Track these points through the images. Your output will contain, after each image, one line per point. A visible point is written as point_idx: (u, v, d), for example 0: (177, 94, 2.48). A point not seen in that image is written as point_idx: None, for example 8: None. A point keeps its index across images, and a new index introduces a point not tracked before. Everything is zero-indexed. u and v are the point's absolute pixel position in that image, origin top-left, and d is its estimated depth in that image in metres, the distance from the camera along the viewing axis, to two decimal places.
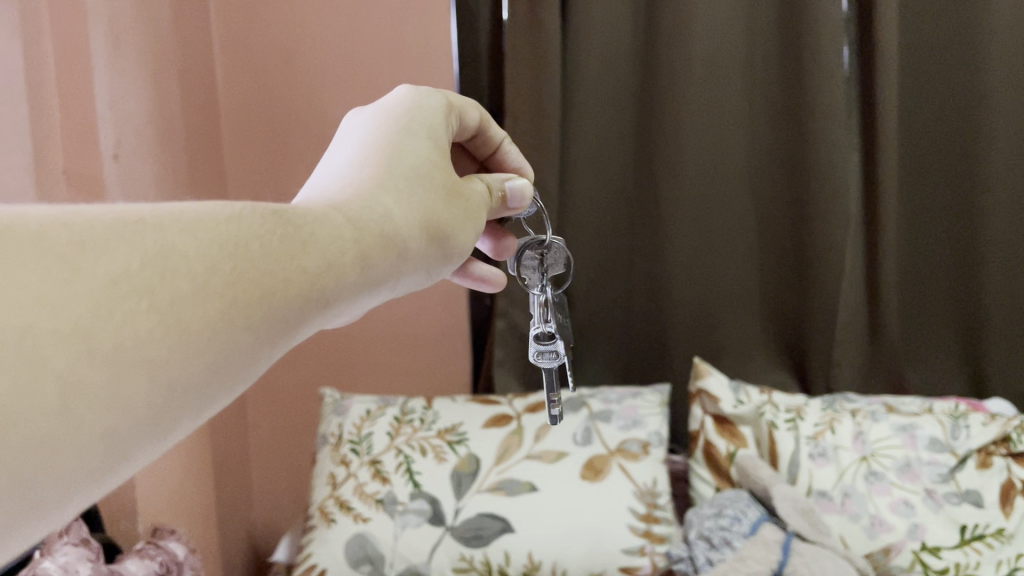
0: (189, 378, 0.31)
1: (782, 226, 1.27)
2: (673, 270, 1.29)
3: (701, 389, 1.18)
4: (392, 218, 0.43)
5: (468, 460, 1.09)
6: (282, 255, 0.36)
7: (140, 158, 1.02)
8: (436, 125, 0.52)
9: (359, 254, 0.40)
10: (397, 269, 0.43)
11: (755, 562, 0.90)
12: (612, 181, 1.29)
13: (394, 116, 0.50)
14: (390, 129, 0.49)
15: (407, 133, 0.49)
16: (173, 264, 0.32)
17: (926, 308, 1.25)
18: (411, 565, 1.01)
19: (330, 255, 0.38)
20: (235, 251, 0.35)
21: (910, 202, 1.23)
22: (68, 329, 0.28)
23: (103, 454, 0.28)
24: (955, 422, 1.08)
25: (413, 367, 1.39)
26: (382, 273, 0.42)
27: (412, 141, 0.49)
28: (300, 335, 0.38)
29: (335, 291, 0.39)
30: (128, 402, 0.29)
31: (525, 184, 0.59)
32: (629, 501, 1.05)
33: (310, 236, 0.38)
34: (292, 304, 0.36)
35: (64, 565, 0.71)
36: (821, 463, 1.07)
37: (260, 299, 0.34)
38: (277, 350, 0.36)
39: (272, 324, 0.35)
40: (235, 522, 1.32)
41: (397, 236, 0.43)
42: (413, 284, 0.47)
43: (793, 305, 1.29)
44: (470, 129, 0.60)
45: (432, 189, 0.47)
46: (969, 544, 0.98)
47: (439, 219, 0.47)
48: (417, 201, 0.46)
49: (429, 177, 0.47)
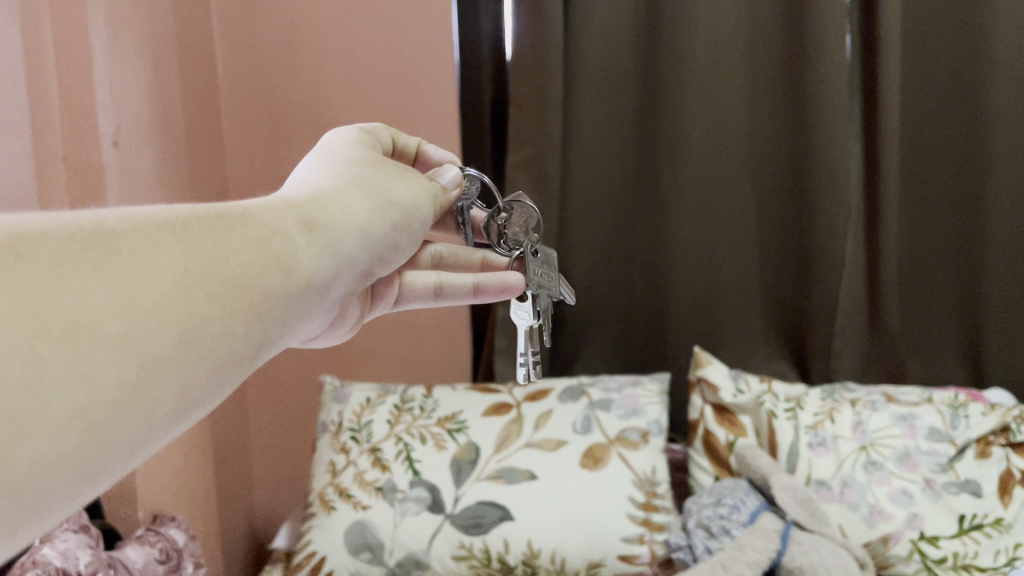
0: (160, 350, 0.30)
1: (784, 216, 1.26)
2: (674, 258, 1.29)
3: (701, 378, 1.18)
4: (335, 195, 0.44)
5: (467, 448, 1.09)
6: (226, 229, 0.36)
7: (139, 144, 1.01)
8: (366, 138, 0.54)
9: (299, 217, 0.40)
10: (355, 229, 0.44)
11: (752, 552, 0.90)
12: (613, 170, 1.30)
13: (317, 147, 0.51)
14: (323, 144, 0.51)
15: (342, 143, 0.51)
16: (116, 247, 0.31)
17: (926, 298, 1.25)
18: (410, 552, 1.02)
19: (272, 223, 0.39)
20: (174, 229, 0.34)
21: (912, 192, 1.23)
22: (20, 310, 0.27)
23: (80, 434, 0.27)
24: (955, 412, 1.08)
25: (412, 354, 1.39)
26: (337, 233, 0.42)
27: (347, 148, 0.50)
28: (276, 309, 0.37)
29: (294, 259, 0.38)
30: (94, 377, 0.28)
31: (453, 170, 0.58)
32: (629, 490, 1.06)
33: (244, 213, 0.38)
34: (252, 269, 0.36)
35: (66, 552, 0.70)
36: (820, 452, 1.07)
37: (218, 269, 0.34)
38: (254, 321, 0.35)
39: (236, 292, 0.34)
40: (235, 509, 1.32)
41: (332, 197, 0.44)
42: (382, 245, 0.47)
43: (794, 296, 1.28)
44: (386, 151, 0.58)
45: (363, 168, 0.48)
46: (967, 533, 0.98)
47: (381, 187, 0.48)
48: (353, 179, 0.47)
49: (361, 165, 0.49)
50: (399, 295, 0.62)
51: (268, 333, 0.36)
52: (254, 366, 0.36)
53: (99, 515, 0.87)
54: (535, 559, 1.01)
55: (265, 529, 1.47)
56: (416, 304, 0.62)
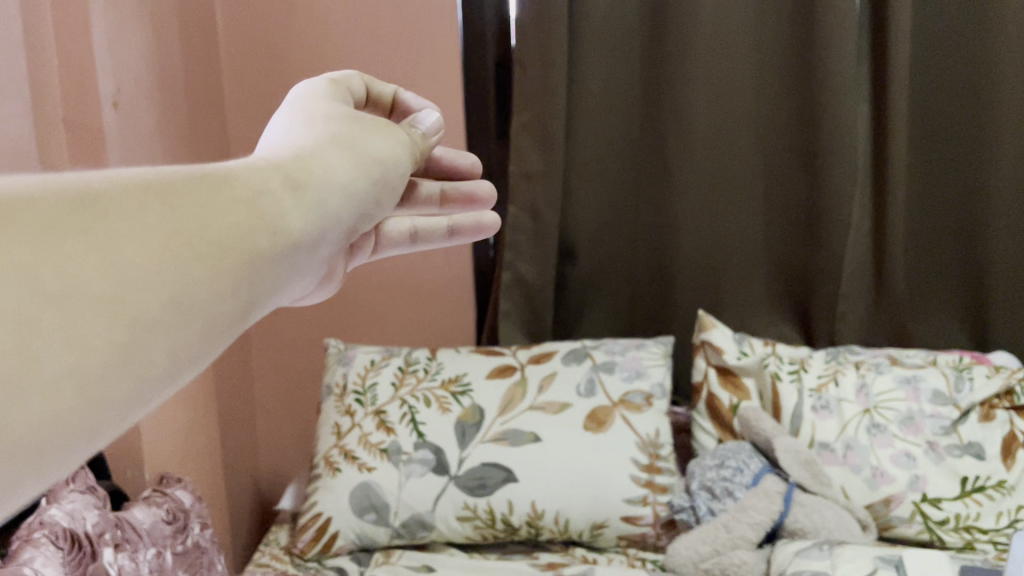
0: (150, 311, 0.29)
1: (791, 178, 1.25)
2: (680, 220, 1.28)
3: (705, 341, 1.17)
4: (315, 157, 0.40)
5: (472, 410, 1.09)
6: (210, 187, 0.34)
7: (139, 104, 0.99)
8: (347, 88, 0.50)
9: (283, 178, 0.38)
10: (338, 186, 0.40)
11: (755, 513, 0.94)
12: (617, 132, 1.28)
13: (291, 102, 0.46)
14: (306, 92, 0.47)
15: (325, 93, 0.47)
16: (100, 208, 0.29)
17: (932, 262, 1.24)
18: (415, 513, 1.03)
19: (258, 181, 0.36)
20: (159, 189, 0.32)
21: (919, 153, 1.22)
22: (8, 269, 0.26)
23: (73, 397, 0.26)
24: (960, 374, 1.07)
25: (416, 319, 1.39)
26: (322, 190, 0.39)
27: (329, 99, 0.47)
28: (268, 269, 0.35)
29: (282, 218, 0.36)
30: (85, 339, 0.27)
31: (431, 122, 0.52)
32: (632, 452, 1.06)
33: (229, 171, 0.36)
34: (241, 228, 0.34)
35: (72, 513, 0.70)
36: (824, 415, 1.07)
37: (205, 228, 0.32)
38: (246, 281, 0.34)
39: (226, 252, 0.33)
40: (240, 472, 1.33)
41: (315, 152, 0.41)
42: (366, 203, 0.43)
43: (799, 261, 1.28)
44: (359, 103, 0.52)
45: (349, 120, 0.45)
46: (969, 495, 0.99)
47: (366, 141, 0.44)
48: (337, 132, 0.43)
49: (345, 116, 0.45)
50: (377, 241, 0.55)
51: (258, 292, 0.35)
52: (245, 328, 0.35)
53: (107, 476, 0.88)
54: (539, 521, 1.03)
55: (271, 490, 1.47)
56: (393, 252, 0.56)
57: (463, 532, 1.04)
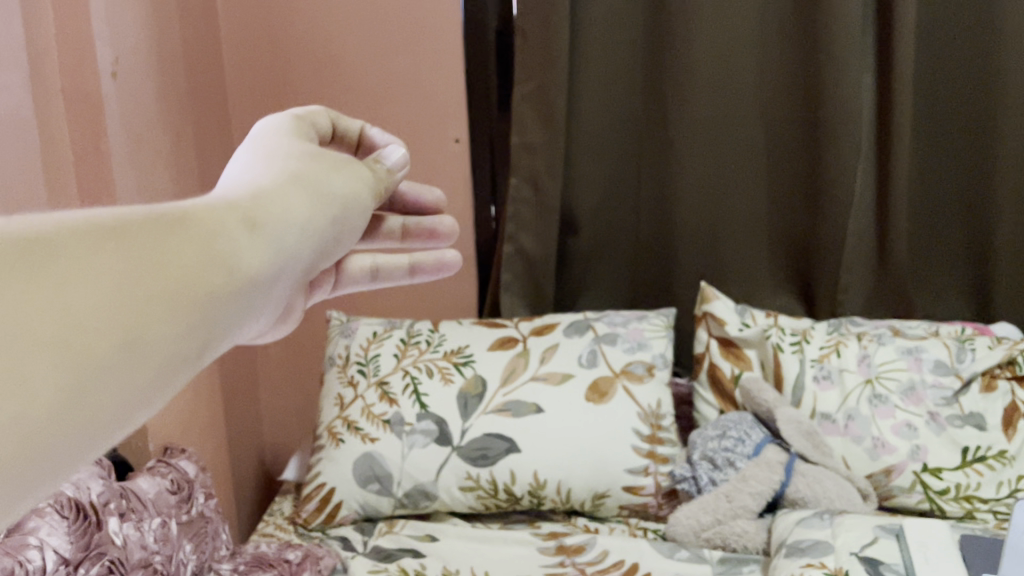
0: (95, 360, 0.26)
1: (794, 150, 1.24)
2: (682, 193, 1.28)
3: (707, 312, 1.17)
4: (273, 197, 0.36)
5: (474, 381, 1.09)
6: (161, 225, 0.31)
7: (138, 73, 0.99)
8: (308, 121, 0.46)
9: (238, 217, 0.34)
10: (298, 225, 0.37)
11: (756, 483, 0.95)
12: (619, 104, 1.27)
13: (254, 136, 0.42)
14: (266, 125, 0.43)
15: (285, 128, 0.43)
16: (42, 246, 0.26)
17: (937, 232, 1.24)
18: (418, 484, 1.04)
19: (214, 218, 0.33)
20: (105, 227, 0.28)
21: (923, 124, 1.21)
22: None
23: (12, 450, 0.23)
24: (962, 345, 1.07)
25: (418, 290, 1.39)
26: (281, 229, 0.35)
27: (289, 134, 0.43)
28: (225, 314, 0.32)
29: (240, 258, 0.33)
30: (25, 388, 0.24)
31: (400, 154, 0.48)
32: (633, 423, 1.07)
33: (181, 208, 0.32)
34: (196, 269, 0.30)
35: (78, 482, 0.71)
36: (825, 386, 1.07)
37: (156, 270, 0.29)
38: (201, 328, 0.30)
39: (180, 295, 0.29)
40: (244, 442, 1.34)
41: (276, 189, 0.37)
42: (326, 242, 0.39)
43: (802, 231, 1.27)
44: (321, 139, 0.48)
45: (313, 154, 0.41)
46: (970, 465, 0.99)
47: (331, 177, 0.41)
48: (297, 167, 0.39)
49: (309, 151, 0.41)
50: (336, 276, 0.52)
51: (213, 336, 0.31)
52: (196, 375, 0.31)
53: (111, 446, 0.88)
54: (541, 490, 1.04)
55: (275, 460, 1.48)
56: (352, 290, 0.53)
57: (467, 501, 1.05)
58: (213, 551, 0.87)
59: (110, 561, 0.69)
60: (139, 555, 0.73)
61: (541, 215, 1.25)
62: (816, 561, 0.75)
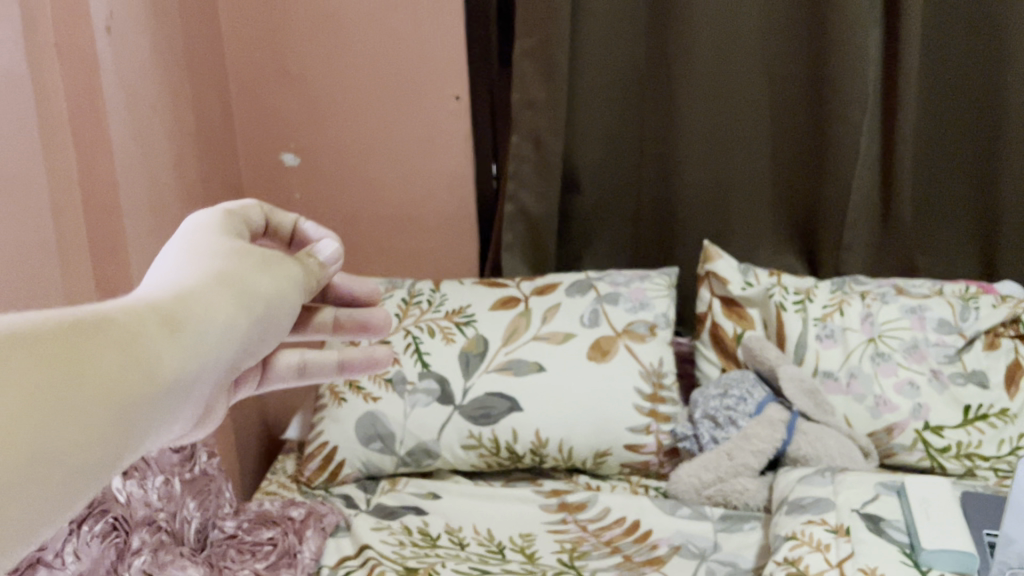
0: (11, 467, 0.27)
1: (799, 110, 1.23)
2: (686, 153, 1.26)
3: (710, 272, 1.16)
4: (198, 294, 0.39)
5: (476, 341, 1.09)
6: (88, 329, 0.33)
7: (132, 30, 0.96)
8: (236, 224, 0.50)
9: (162, 315, 0.37)
10: (223, 325, 0.40)
11: (758, 441, 0.95)
12: (622, 62, 1.25)
13: (183, 236, 0.46)
14: (194, 230, 0.46)
15: (210, 232, 0.46)
16: None
17: (942, 189, 1.23)
18: (420, 442, 1.04)
19: (137, 322, 0.35)
20: (32, 334, 0.30)
21: (931, 82, 1.19)
22: None
23: None
24: (966, 303, 1.07)
25: (419, 251, 1.38)
26: (201, 330, 0.38)
27: (214, 237, 0.46)
28: (146, 414, 0.34)
29: (162, 360, 0.35)
30: None
31: (333, 243, 0.53)
32: (636, 382, 1.07)
33: (106, 310, 0.35)
34: (119, 372, 0.33)
35: None
36: (828, 344, 1.07)
37: (78, 374, 0.31)
38: (120, 430, 0.32)
39: (100, 399, 0.31)
40: (246, 403, 1.34)
41: (198, 293, 0.40)
42: (246, 342, 0.42)
43: (807, 188, 1.26)
44: (254, 233, 0.54)
45: (235, 257, 0.44)
46: (972, 423, 1.00)
47: (252, 279, 0.44)
48: (221, 270, 0.42)
49: (232, 254, 0.44)
50: (263, 372, 0.56)
51: (132, 437, 0.33)
52: (114, 475, 0.33)
53: None
54: (543, 449, 1.04)
55: (278, 420, 1.48)
56: (280, 385, 0.57)
57: (469, 460, 1.05)
58: (217, 508, 0.87)
59: (114, 518, 0.69)
60: (142, 513, 0.74)
61: (544, 174, 1.24)
62: (817, 518, 0.76)
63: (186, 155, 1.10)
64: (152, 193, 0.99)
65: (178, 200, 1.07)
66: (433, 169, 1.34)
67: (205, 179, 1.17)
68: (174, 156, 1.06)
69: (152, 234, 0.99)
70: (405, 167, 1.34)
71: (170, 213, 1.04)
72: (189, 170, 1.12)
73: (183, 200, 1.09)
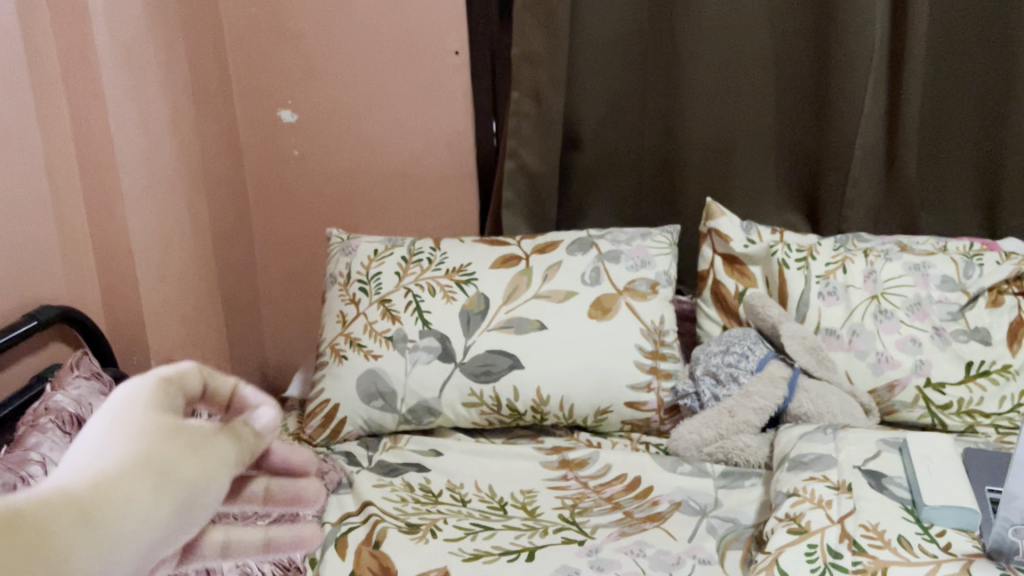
0: None
1: (803, 64, 1.21)
2: (688, 108, 1.24)
3: (712, 229, 1.15)
4: (115, 498, 0.33)
5: (477, 299, 1.08)
6: None
7: None
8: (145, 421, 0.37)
9: (65, 516, 0.31)
10: (138, 523, 0.34)
11: (760, 399, 0.96)
12: (624, 16, 1.23)
13: (110, 408, 0.37)
14: (134, 393, 0.38)
15: (158, 391, 0.38)
16: None
17: (946, 147, 1.21)
18: (422, 400, 1.04)
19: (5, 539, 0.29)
20: None
21: (939, 35, 1.16)
22: None
23: None
24: (969, 260, 1.06)
25: (420, 209, 1.37)
26: (103, 538, 0.32)
27: (149, 401, 0.38)
28: None
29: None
30: None
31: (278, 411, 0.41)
32: (637, 340, 1.06)
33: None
34: None
35: (78, 399, 0.70)
36: (831, 302, 1.06)
37: None
38: None
39: None
40: (247, 361, 1.34)
41: (111, 490, 0.33)
42: (169, 535, 0.35)
43: (808, 144, 1.24)
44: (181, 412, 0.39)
45: (168, 435, 0.36)
46: (973, 380, 1.00)
47: (185, 463, 0.36)
48: (140, 455, 0.35)
49: (169, 432, 0.36)
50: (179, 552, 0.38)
51: None
52: None
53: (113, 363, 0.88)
54: (544, 407, 1.04)
55: (278, 378, 1.48)
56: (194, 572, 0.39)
57: (470, 417, 1.05)
58: None
59: None
60: None
61: (544, 132, 1.23)
62: (818, 475, 0.76)
63: (182, 110, 1.08)
64: (147, 149, 0.96)
65: (174, 156, 1.04)
66: (433, 126, 1.32)
67: (201, 134, 1.15)
68: (170, 111, 1.04)
69: (146, 189, 0.94)
70: (404, 123, 1.32)
71: (166, 169, 1.01)
72: (186, 125, 1.09)
73: (180, 156, 1.07)
